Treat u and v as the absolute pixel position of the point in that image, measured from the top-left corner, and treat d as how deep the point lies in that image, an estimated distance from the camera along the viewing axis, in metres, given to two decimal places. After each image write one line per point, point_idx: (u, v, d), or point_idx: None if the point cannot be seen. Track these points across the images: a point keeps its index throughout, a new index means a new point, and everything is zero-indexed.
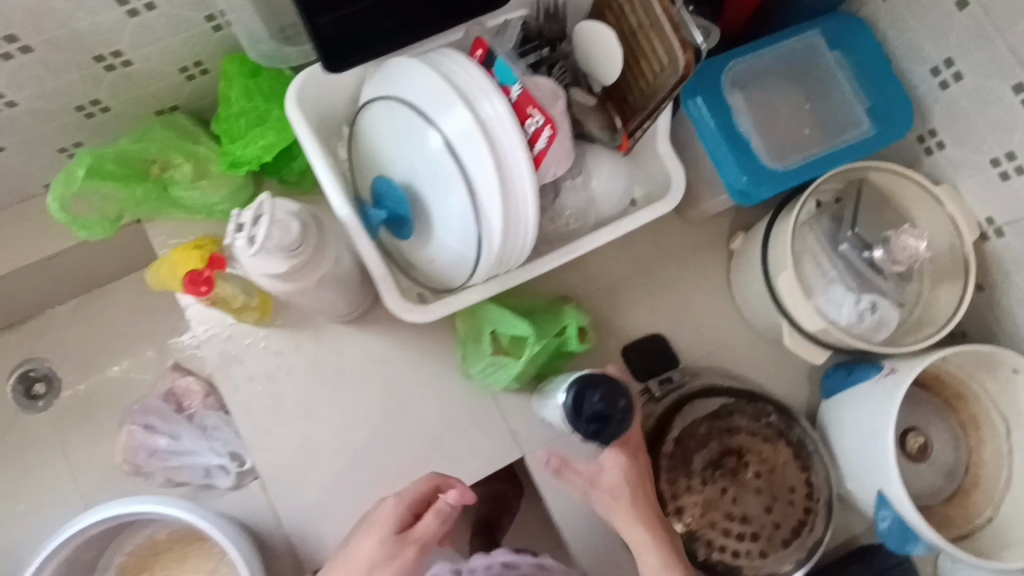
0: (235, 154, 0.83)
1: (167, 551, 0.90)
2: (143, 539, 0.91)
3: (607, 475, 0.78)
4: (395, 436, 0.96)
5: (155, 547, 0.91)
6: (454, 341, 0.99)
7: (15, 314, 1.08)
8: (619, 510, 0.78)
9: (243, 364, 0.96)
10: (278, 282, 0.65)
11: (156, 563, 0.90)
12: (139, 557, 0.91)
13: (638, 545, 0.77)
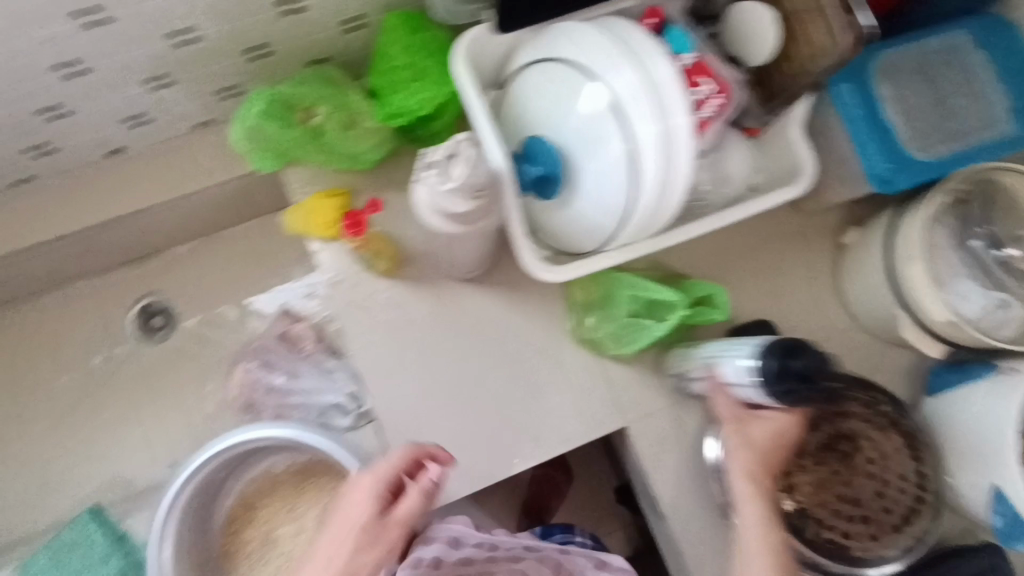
0: (395, 105, 0.87)
1: (286, 481, 0.93)
2: (262, 468, 0.94)
3: (756, 436, 0.81)
4: (505, 394, 1.00)
5: (276, 476, 0.93)
6: (568, 309, 1.01)
7: (142, 250, 1.13)
8: (739, 459, 0.80)
9: (366, 312, 1.00)
10: (446, 222, 0.68)
11: (276, 491, 0.93)
12: (259, 484, 0.94)
13: (749, 506, 0.79)
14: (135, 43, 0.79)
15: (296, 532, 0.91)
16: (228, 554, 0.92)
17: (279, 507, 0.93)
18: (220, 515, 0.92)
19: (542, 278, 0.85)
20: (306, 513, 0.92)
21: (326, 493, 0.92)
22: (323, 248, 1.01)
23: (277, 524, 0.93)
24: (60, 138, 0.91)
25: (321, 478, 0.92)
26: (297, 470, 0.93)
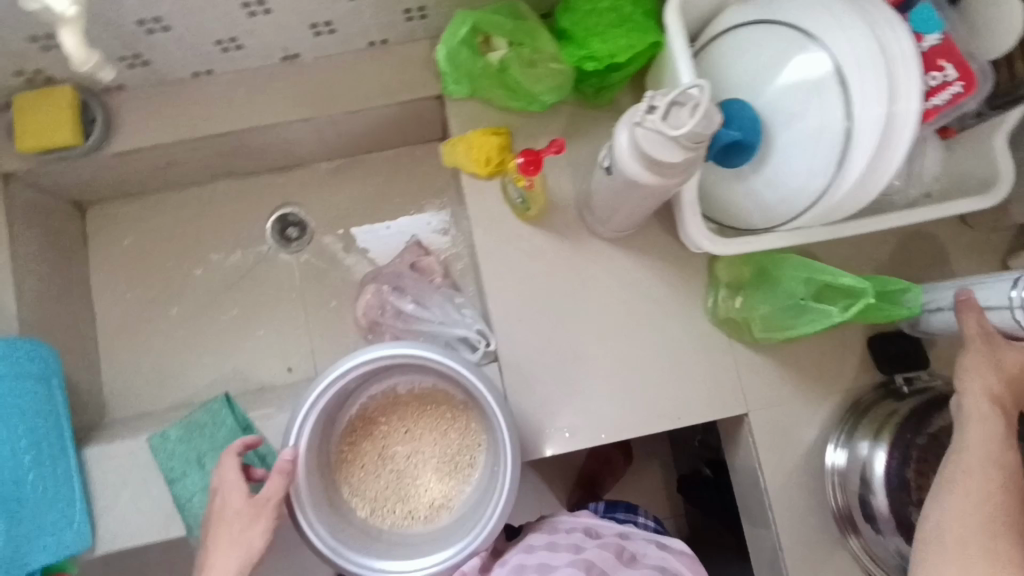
0: (590, 49, 0.87)
1: (409, 402, 0.96)
2: (388, 386, 0.97)
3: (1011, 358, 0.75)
4: (628, 359, 0.99)
5: (400, 396, 0.97)
6: (702, 287, 1.01)
7: (289, 160, 1.17)
8: (980, 376, 0.75)
9: (505, 256, 1.01)
10: (645, 170, 0.70)
11: (398, 410, 0.96)
12: (381, 401, 0.97)
13: (979, 415, 0.74)
14: None
15: (411, 452, 0.95)
16: (339, 461, 0.94)
17: (396, 426, 0.96)
18: (340, 423, 0.95)
19: (705, 243, 0.84)
20: (424, 436, 0.96)
21: (446, 420, 0.96)
22: (473, 184, 1.02)
23: (392, 441, 0.96)
24: (248, 34, 0.93)
25: (444, 406, 0.96)
26: (422, 395, 0.97)
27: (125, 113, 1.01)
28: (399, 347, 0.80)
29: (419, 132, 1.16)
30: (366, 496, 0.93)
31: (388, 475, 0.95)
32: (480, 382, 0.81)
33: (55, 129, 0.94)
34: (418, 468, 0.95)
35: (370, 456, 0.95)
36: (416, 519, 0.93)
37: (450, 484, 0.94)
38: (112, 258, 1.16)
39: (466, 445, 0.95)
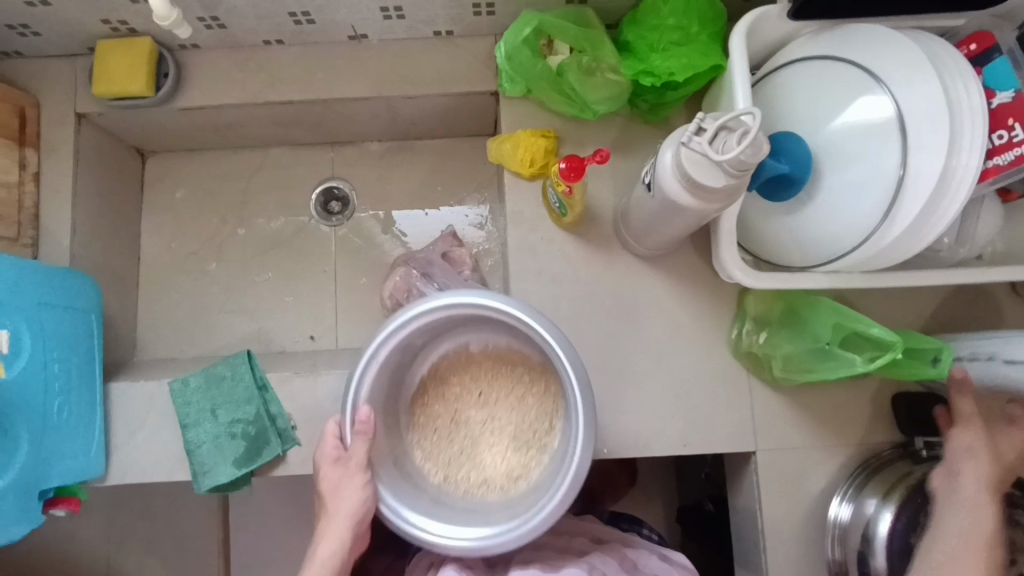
0: (650, 64, 0.87)
1: (482, 362, 0.95)
2: (466, 343, 0.97)
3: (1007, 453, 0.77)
4: (642, 378, 0.99)
5: (478, 353, 0.96)
6: (729, 318, 0.99)
7: (341, 136, 1.20)
8: (980, 462, 0.76)
9: (535, 258, 1.01)
10: (684, 191, 0.69)
11: (476, 369, 0.95)
12: (460, 358, 0.96)
13: (973, 500, 0.75)
14: None
15: (487, 416, 0.92)
16: (414, 422, 0.94)
17: (476, 386, 0.94)
18: (415, 383, 0.96)
19: (736, 272, 0.83)
20: (498, 399, 0.93)
21: (526, 384, 0.93)
22: (514, 183, 1.03)
23: (469, 402, 0.94)
24: (320, 10, 0.97)
25: (526, 369, 0.93)
26: (500, 355, 0.95)
27: (195, 71, 1.05)
28: (462, 293, 0.77)
29: (470, 125, 1.18)
30: (440, 460, 0.91)
31: (461, 438, 0.92)
32: (558, 345, 0.76)
33: (130, 79, 0.99)
34: (493, 434, 0.91)
35: (443, 417, 0.94)
36: (490, 485, 0.88)
37: (529, 453, 0.89)
38: (163, 208, 1.21)
39: (544, 410, 0.91)
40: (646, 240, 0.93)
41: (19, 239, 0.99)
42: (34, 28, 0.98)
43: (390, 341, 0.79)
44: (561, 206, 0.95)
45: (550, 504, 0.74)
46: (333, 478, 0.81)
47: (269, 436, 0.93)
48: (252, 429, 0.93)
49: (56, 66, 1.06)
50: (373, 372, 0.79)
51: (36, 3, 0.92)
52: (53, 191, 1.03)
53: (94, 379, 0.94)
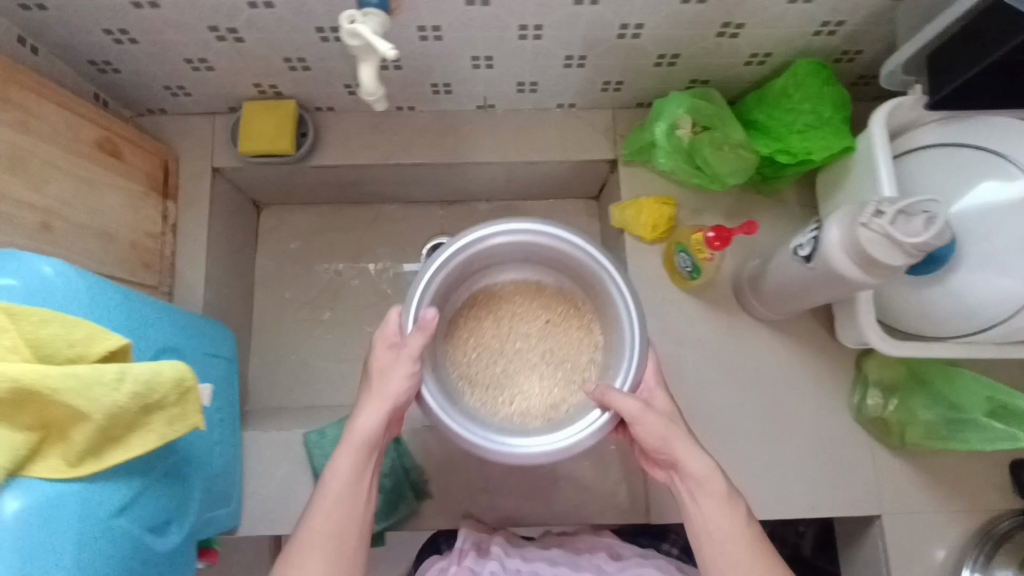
0: (789, 144, 0.93)
1: (549, 291, 0.97)
2: (531, 281, 0.98)
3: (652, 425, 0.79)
4: (763, 436, 1.03)
5: (540, 293, 0.98)
6: (846, 381, 1.04)
7: (455, 195, 1.26)
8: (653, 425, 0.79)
9: (657, 319, 1.07)
10: (851, 265, 0.75)
11: (533, 307, 0.97)
12: (523, 294, 0.98)
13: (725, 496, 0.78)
14: (594, 24, 0.87)
15: (536, 351, 0.94)
16: (457, 339, 0.95)
17: (531, 326, 0.97)
18: (470, 309, 0.97)
19: (872, 340, 0.88)
20: (552, 332, 0.95)
21: (577, 332, 0.95)
22: (635, 246, 1.09)
23: (517, 338, 0.95)
24: (462, 82, 1.03)
25: (581, 320, 0.96)
26: (560, 300, 0.97)
27: (332, 133, 1.10)
28: (542, 225, 0.86)
29: (580, 188, 1.25)
30: (472, 378, 0.92)
31: (500, 363, 0.94)
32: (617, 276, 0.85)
33: (277, 138, 1.03)
34: (537, 365, 0.93)
35: (488, 341, 0.95)
36: (522, 415, 0.88)
37: (561, 393, 0.91)
38: (279, 257, 1.25)
39: (586, 359, 0.93)
40: (774, 303, 0.99)
41: (160, 287, 1.02)
42: (189, 89, 1.02)
43: (471, 252, 0.84)
44: (692, 268, 0.98)
45: (585, 430, 0.79)
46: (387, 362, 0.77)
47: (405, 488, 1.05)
48: (390, 482, 1.04)
49: (197, 123, 1.10)
50: (441, 275, 0.82)
51: (200, 69, 0.96)
52: (189, 242, 1.07)
53: (235, 424, 0.96)
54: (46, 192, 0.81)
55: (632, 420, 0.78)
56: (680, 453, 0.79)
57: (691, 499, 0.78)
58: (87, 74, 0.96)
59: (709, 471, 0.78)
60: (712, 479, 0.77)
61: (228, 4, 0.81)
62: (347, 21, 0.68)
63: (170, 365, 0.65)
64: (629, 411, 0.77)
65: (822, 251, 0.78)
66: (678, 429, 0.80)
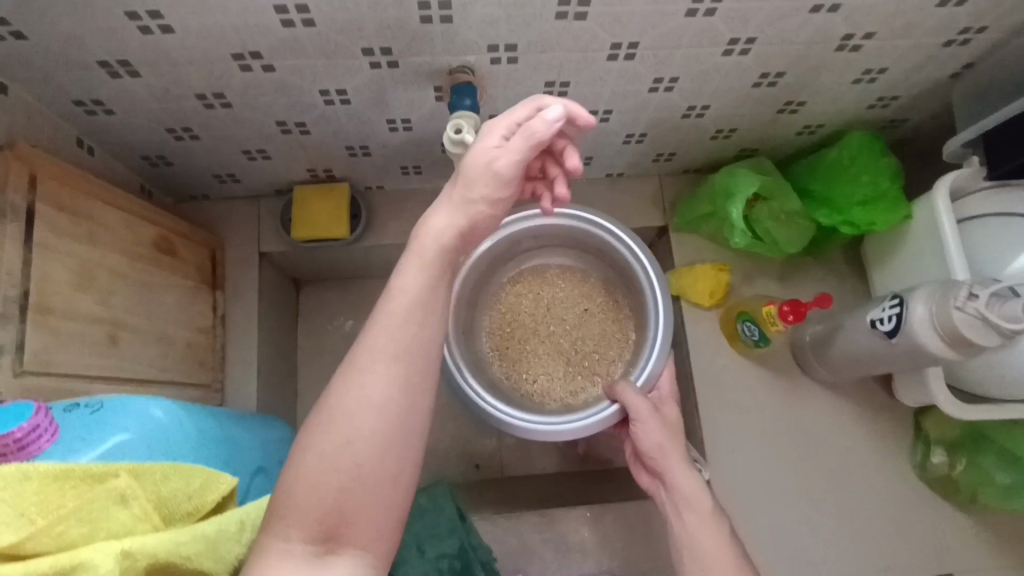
0: (852, 216, 0.95)
1: (591, 281, 1.04)
2: (577, 269, 1.06)
3: (646, 425, 0.84)
4: (834, 500, 1.02)
5: (584, 281, 1.04)
6: (908, 440, 1.05)
7: None
8: (650, 427, 0.84)
9: (721, 386, 1.06)
10: (938, 341, 0.77)
11: (576, 295, 1.04)
12: (568, 278, 1.05)
13: (701, 500, 0.79)
14: (663, 107, 0.88)
15: (569, 339, 1.02)
16: (500, 311, 1.04)
17: (569, 312, 1.04)
18: (518, 287, 1.05)
19: (946, 409, 0.89)
20: (586, 324, 1.03)
21: (611, 326, 1.02)
22: (692, 313, 1.08)
23: (554, 321, 1.04)
24: None
25: (619, 317, 1.02)
26: (598, 292, 1.04)
27: (381, 213, 1.08)
28: (577, 209, 0.93)
29: None
30: (506, 354, 1.02)
31: (534, 344, 1.02)
32: (647, 262, 0.91)
33: (331, 224, 1.00)
34: (567, 354, 1.01)
35: (530, 322, 1.04)
36: (544, 398, 0.98)
37: (580, 381, 0.99)
38: (320, 336, 1.21)
39: (613, 355, 1.00)
40: (838, 369, 0.99)
41: (213, 383, 0.97)
42: (239, 176, 0.99)
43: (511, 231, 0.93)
44: (760, 337, 0.99)
45: (592, 419, 0.86)
46: (492, 149, 0.59)
47: (477, 568, 0.95)
48: (460, 563, 0.93)
49: (242, 207, 1.07)
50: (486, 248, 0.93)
51: (256, 158, 0.94)
52: (240, 331, 1.03)
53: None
54: (113, 301, 0.77)
55: (636, 420, 0.84)
56: (671, 464, 0.82)
57: (674, 511, 0.80)
58: (137, 167, 0.92)
59: (691, 483, 0.80)
60: (699, 496, 0.79)
61: (303, 102, 0.79)
62: (454, 130, 0.68)
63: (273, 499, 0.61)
64: (636, 408, 0.84)
65: (904, 326, 0.80)
66: (678, 445, 0.84)
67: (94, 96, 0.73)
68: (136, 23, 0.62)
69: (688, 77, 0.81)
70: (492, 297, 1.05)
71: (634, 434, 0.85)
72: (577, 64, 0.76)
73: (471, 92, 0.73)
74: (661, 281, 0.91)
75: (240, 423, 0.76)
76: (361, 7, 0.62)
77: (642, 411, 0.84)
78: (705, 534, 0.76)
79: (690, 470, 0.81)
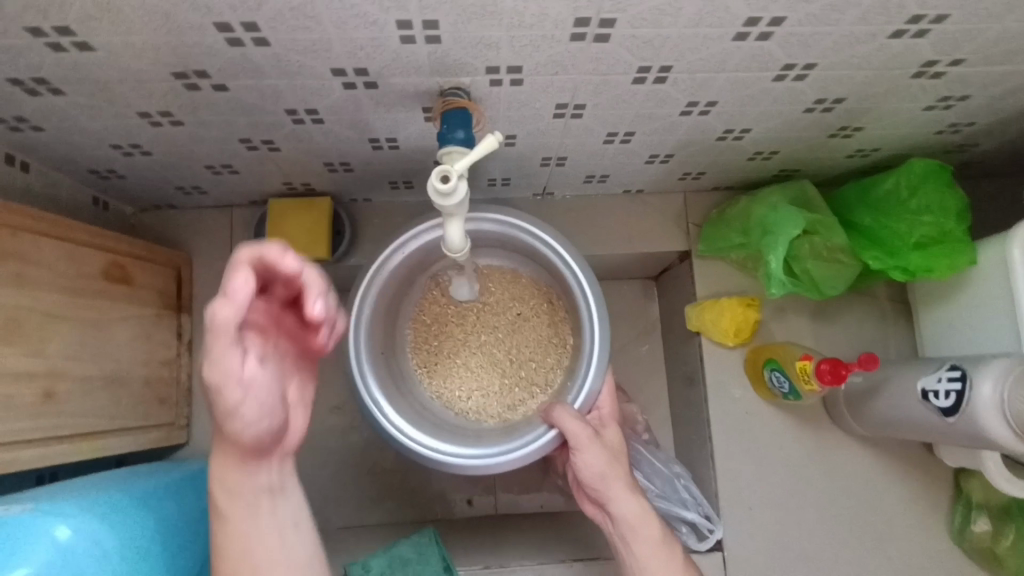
0: (907, 261, 0.81)
1: (521, 281, 0.89)
2: (506, 267, 0.89)
3: (587, 455, 0.71)
4: (858, 564, 0.93)
5: (515, 283, 0.89)
6: (944, 501, 0.95)
7: None
8: (590, 457, 0.71)
9: (739, 434, 0.95)
10: (1006, 432, 0.66)
11: (506, 298, 0.89)
12: (495, 279, 0.89)
13: (652, 532, 0.72)
14: (695, 130, 0.75)
15: (503, 349, 0.89)
16: (423, 323, 0.90)
17: (500, 317, 0.89)
18: (439, 291, 0.90)
19: (1001, 487, 0.78)
20: (520, 330, 0.89)
21: (547, 331, 0.88)
22: (712, 350, 0.97)
23: (485, 328, 0.89)
24: (523, 176, 0.89)
25: (555, 321, 0.88)
26: (531, 293, 0.89)
27: (368, 229, 0.96)
28: (497, 214, 0.76)
29: (638, 271, 1.12)
30: (435, 370, 0.89)
31: (465, 356, 0.89)
32: (579, 271, 0.75)
33: (311, 245, 0.89)
34: (503, 367, 0.88)
35: (457, 333, 0.89)
36: (483, 417, 0.86)
37: (519, 395, 0.87)
38: None
39: (551, 362, 0.87)
40: (875, 429, 0.87)
41: (176, 421, 0.88)
42: (204, 188, 0.87)
43: (421, 240, 0.77)
44: (790, 391, 0.88)
45: (526, 449, 0.72)
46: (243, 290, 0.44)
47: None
48: None
49: (212, 218, 0.95)
50: (399, 261, 0.77)
51: (221, 172, 0.82)
52: None
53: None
54: (47, 350, 0.67)
55: (575, 448, 0.71)
56: (615, 492, 0.72)
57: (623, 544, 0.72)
58: (86, 179, 0.81)
59: (639, 514, 0.72)
60: (645, 522, 0.71)
61: (268, 121, 0.67)
62: (439, 177, 0.55)
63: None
64: (575, 437, 0.70)
65: (967, 405, 0.69)
66: (622, 469, 0.73)
67: (13, 113, 0.61)
68: (44, 40, 0.50)
69: (728, 102, 0.68)
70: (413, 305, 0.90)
71: (573, 463, 0.72)
72: (595, 88, 0.63)
73: (464, 121, 0.60)
74: (594, 289, 0.75)
75: (189, 493, 0.65)
76: (324, 27, 0.50)
77: (583, 440, 0.70)
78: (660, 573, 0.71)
79: (640, 500, 0.72)
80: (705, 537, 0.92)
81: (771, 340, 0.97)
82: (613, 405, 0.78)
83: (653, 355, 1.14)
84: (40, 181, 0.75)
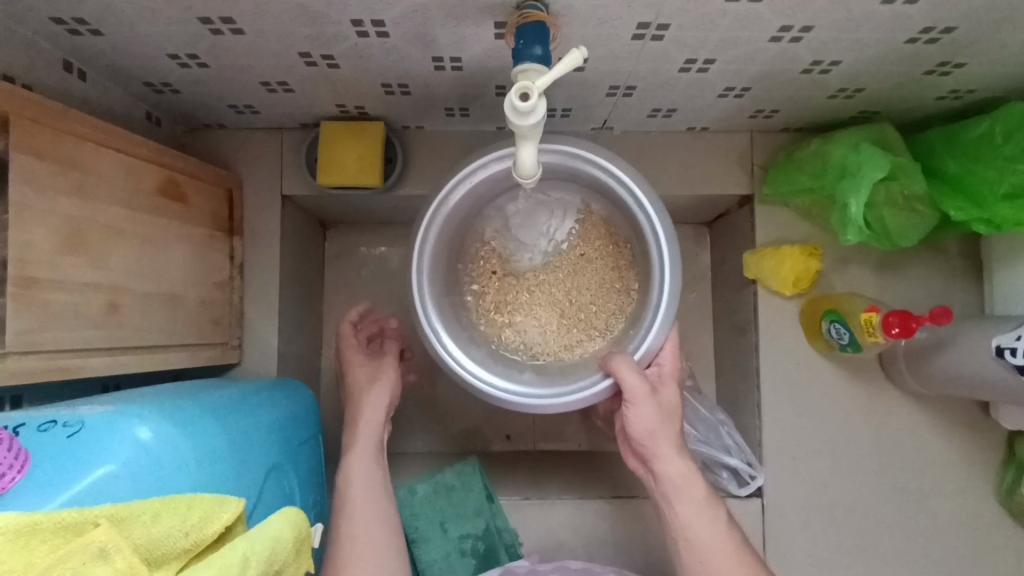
0: (992, 213, 0.76)
1: (588, 221, 0.86)
2: (571, 207, 0.86)
3: (639, 410, 0.70)
4: (898, 519, 0.92)
5: (580, 223, 0.86)
6: (994, 463, 0.93)
7: None
8: (639, 412, 0.70)
9: (790, 387, 0.93)
10: None
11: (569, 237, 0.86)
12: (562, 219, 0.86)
13: (695, 492, 0.70)
14: (778, 60, 0.70)
15: (563, 291, 0.86)
16: (482, 260, 0.88)
17: (562, 258, 0.87)
18: (500, 229, 0.87)
19: None
20: (583, 273, 0.86)
21: (609, 275, 0.86)
22: (768, 299, 0.94)
23: (546, 269, 0.87)
24: (585, 107, 0.85)
25: (619, 265, 0.85)
26: (599, 235, 0.86)
27: (419, 159, 0.94)
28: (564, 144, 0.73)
29: (692, 216, 1.09)
30: (492, 308, 0.87)
31: (523, 296, 0.87)
32: (651, 210, 0.72)
33: (362, 171, 0.87)
34: (562, 308, 0.86)
35: (516, 274, 0.87)
36: (539, 356, 0.85)
37: (577, 335, 0.85)
38: (346, 284, 1.11)
39: (613, 307, 0.85)
40: (934, 386, 0.85)
41: (229, 341, 0.89)
42: (257, 108, 0.85)
43: (490, 171, 0.75)
44: (849, 342, 0.86)
45: (578, 394, 0.71)
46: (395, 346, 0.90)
47: (500, 554, 0.88)
48: (483, 545, 0.88)
49: (263, 140, 0.94)
50: (463, 194, 0.76)
51: (276, 90, 0.79)
52: (260, 283, 0.93)
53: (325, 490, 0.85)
54: (112, 262, 0.67)
55: (630, 401, 0.70)
56: (662, 450, 0.70)
57: (665, 501, 0.71)
58: (140, 92, 0.79)
59: (683, 473, 0.70)
60: (689, 484, 0.70)
61: (332, 33, 0.64)
62: (518, 94, 0.52)
63: (287, 520, 0.51)
64: (630, 390, 0.69)
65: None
66: (672, 428, 0.71)
67: (75, 14, 0.59)
68: None
69: (824, 28, 0.62)
70: (474, 244, 0.88)
71: (625, 415, 0.71)
72: (685, 4, 0.58)
73: (542, 37, 0.56)
74: (667, 235, 0.72)
75: (250, 411, 0.65)
76: None
77: (636, 393, 0.69)
78: (706, 535, 0.68)
79: (687, 461, 0.70)
80: (746, 483, 0.92)
81: (831, 292, 0.93)
82: (676, 362, 0.75)
83: (700, 303, 1.12)
84: (96, 91, 0.74)
